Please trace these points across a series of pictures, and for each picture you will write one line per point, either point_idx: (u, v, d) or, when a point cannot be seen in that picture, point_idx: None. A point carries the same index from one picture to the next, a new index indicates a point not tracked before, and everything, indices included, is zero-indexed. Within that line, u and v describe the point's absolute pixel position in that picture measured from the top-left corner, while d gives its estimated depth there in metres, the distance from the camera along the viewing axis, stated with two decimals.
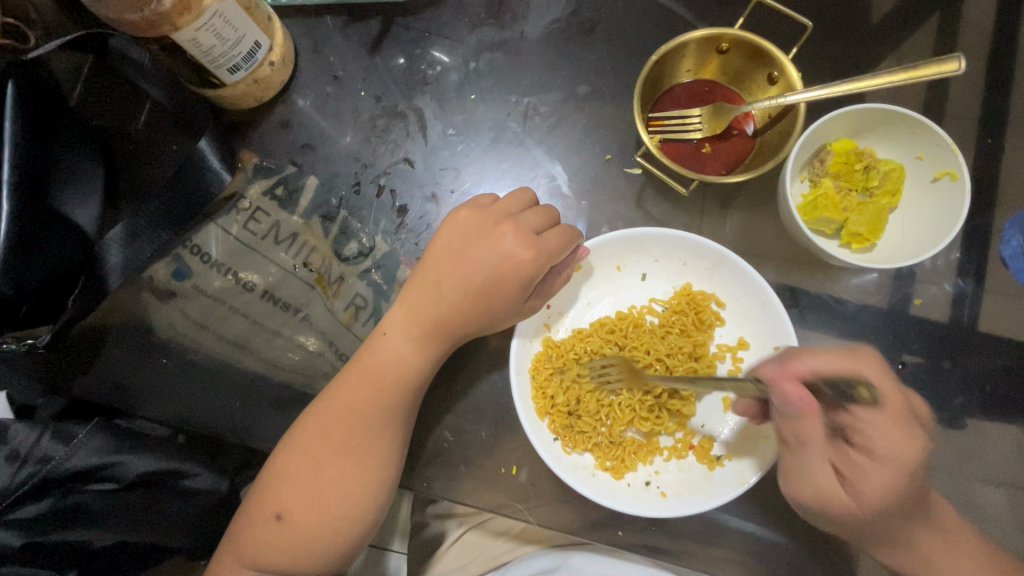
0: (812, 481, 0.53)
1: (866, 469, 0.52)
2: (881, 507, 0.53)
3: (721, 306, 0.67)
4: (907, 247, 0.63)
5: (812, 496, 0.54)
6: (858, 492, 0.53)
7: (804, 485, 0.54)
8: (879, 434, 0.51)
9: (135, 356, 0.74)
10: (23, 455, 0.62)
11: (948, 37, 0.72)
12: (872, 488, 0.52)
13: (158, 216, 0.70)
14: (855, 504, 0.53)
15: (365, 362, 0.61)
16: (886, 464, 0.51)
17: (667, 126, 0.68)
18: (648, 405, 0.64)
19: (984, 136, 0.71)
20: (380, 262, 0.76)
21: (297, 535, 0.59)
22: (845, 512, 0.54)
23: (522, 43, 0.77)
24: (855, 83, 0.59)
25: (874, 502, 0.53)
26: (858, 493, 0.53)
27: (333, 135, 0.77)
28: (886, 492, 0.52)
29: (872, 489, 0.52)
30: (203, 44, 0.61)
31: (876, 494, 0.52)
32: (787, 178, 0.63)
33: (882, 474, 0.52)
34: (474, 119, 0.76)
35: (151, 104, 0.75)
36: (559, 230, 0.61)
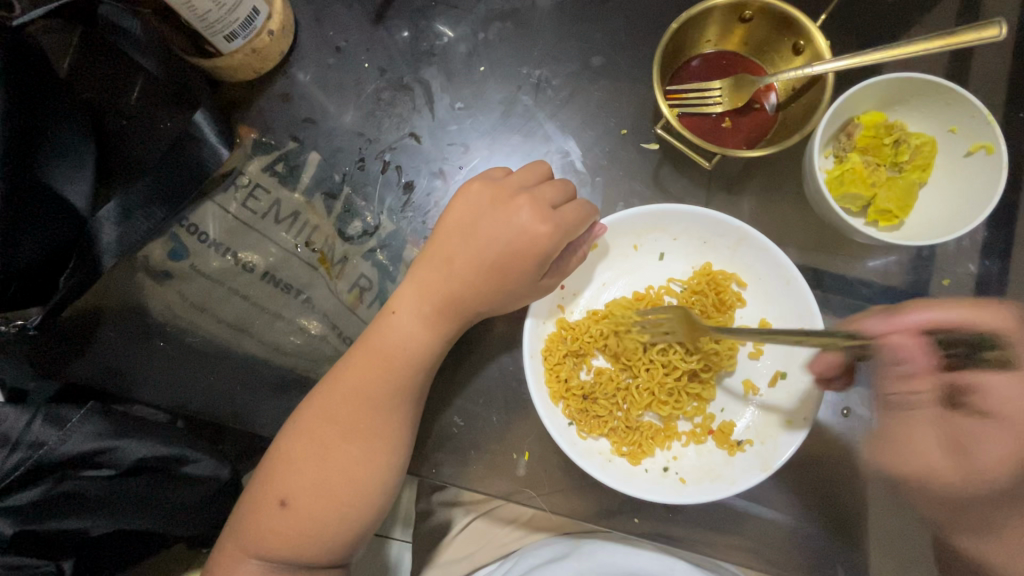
0: (918, 450, 0.56)
1: (983, 435, 0.53)
2: (1004, 481, 0.53)
3: (742, 287, 0.65)
4: (938, 224, 0.61)
5: (914, 466, 0.56)
6: (970, 457, 0.53)
7: (902, 455, 0.57)
8: (1016, 396, 0.51)
9: (130, 339, 0.71)
10: (14, 440, 0.60)
11: (978, 7, 0.69)
12: (987, 455, 0.53)
13: (151, 193, 0.67)
14: (968, 470, 0.53)
15: (373, 341, 0.59)
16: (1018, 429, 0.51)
17: (686, 99, 0.65)
18: (666, 388, 0.62)
19: (1014, 110, 0.68)
20: (385, 242, 0.73)
21: (302, 523, 0.56)
22: (950, 485, 0.55)
23: (533, 12, 0.73)
24: (888, 51, 0.56)
25: (994, 469, 0.53)
26: (979, 461, 0.53)
27: (335, 110, 0.74)
28: (1015, 462, 0.52)
29: (997, 454, 0.53)
30: (198, 7, 0.57)
31: (995, 460, 0.53)
32: (815, 151, 0.60)
33: (1009, 441, 0.52)
34: (484, 92, 0.73)
35: (144, 77, 0.71)
36: (576, 204, 0.58)
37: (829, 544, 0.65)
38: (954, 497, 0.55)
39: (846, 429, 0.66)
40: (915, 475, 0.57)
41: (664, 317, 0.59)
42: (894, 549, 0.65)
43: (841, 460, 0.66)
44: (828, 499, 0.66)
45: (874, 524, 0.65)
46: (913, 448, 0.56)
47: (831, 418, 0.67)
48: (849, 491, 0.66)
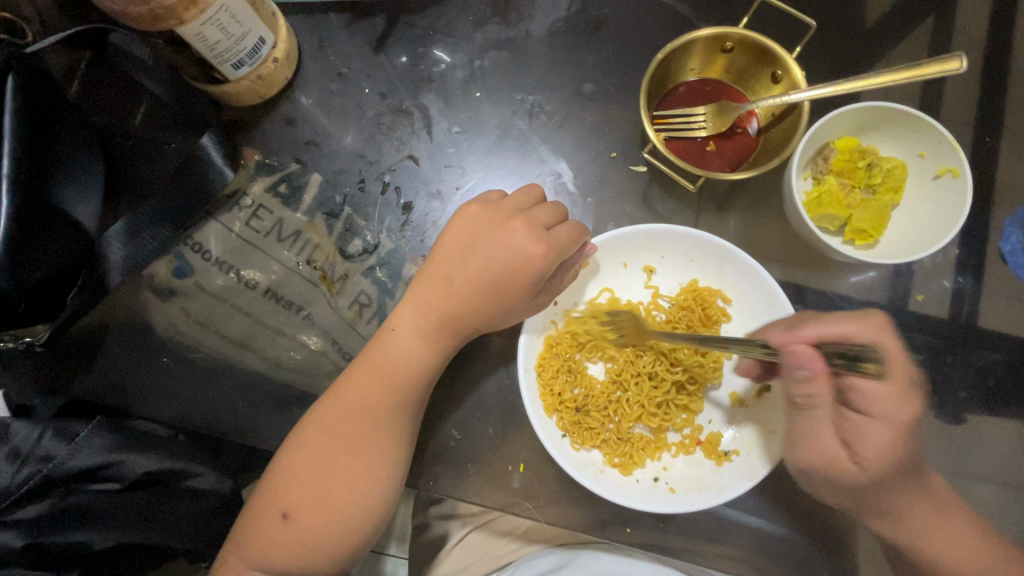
0: (817, 442, 0.57)
1: (864, 431, 0.55)
2: (872, 471, 0.56)
3: (727, 302, 0.68)
4: (909, 243, 0.65)
5: (815, 457, 0.57)
6: (857, 451, 0.56)
7: (813, 445, 0.57)
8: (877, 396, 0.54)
9: (135, 356, 0.73)
10: (25, 453, 0.61)
11: (946, 38, 0.74)
12: (867, 448, 0.56)
13: (159, 214, 0.70)
14: (852, 463, 0.56)
15: (373, 357, 0.61)
16: (886, 424, 0.55)
17: (672, 124, 0.68)
18: (655, 401, 0.65)
19: (982, 134, 0.72)
20: (385, 260, 0.75)
21: (304, 535, 0.58)
22: (848, 474, 0.57)
23: (528, 41, 0.77)
24: (859, 82, 0.59)
25: (873, 460, 0.56)
26: (859, 456, 0.56)
27: (337, 133, 0.77)
28: (883, 454, 0.56)
29: (869, 447, 0.55)
30: (209, 38, 0.60)
31: (874, 454, 0.56)
32: (793, 174, 0.64)
33: (881, 434, 0.55)
34: (480, 117, 0.77)
35: (149, 99, 0.73)
36: (567, 226, 0.61)
37: (816, 552, 0.67)
38: (841, 477, 0.58)
39: None
40: (814, 466, 0.58)
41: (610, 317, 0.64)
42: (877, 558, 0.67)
43: None
44: (815, 509, 0.68)
45: (859, 534, 0.67)
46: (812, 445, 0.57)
47: None
48: None
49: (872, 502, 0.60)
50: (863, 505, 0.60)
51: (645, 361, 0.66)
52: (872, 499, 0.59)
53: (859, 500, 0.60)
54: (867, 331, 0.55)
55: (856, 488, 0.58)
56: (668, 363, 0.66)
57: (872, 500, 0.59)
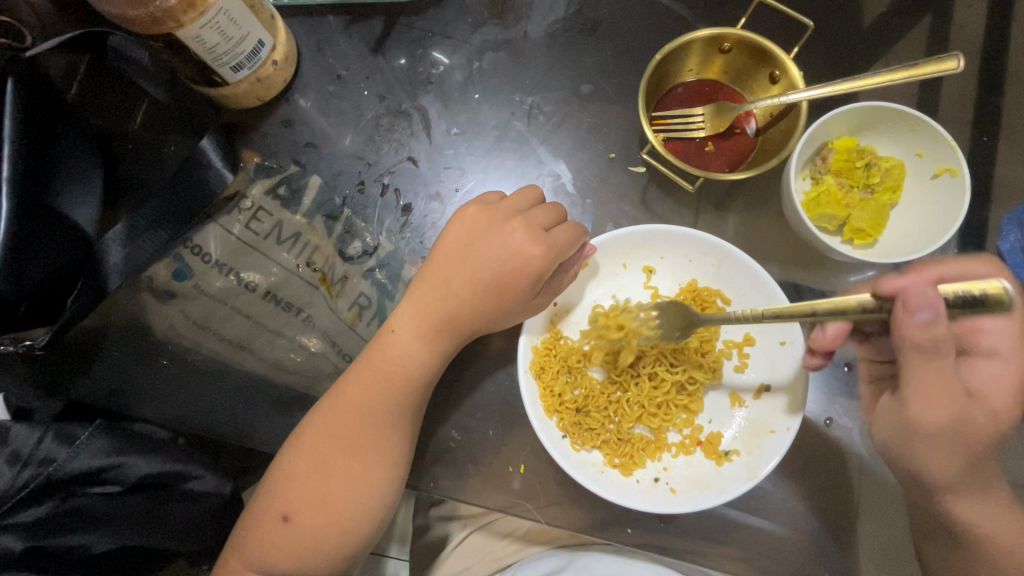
0: (936, 395, 0.53)
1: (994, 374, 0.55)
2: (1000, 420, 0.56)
3: (727, 303, 0.68)
4: (908, 242, 0.65)
5: (941, 411, 0.53)
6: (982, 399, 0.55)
7: (932, 397, 0.53)
8: (1006, 337, 0.55)
9: (135, 359, 0.73)
10: (25, 457, 0.61)
11: (943, 38, 0.74)
12: (996, 394, 0.56)
13: (159, 216, 0.70)
14: (984, 412, 0.55)
15: (373, 358, 0.61)
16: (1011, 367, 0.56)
17: (671, 124, 0.69)
18: (655, 401, 0.66)
19: (978, 134, 0.73)
20: (384, 261, 0.75)
21: (304, 537, 0.58)
22: (979, 428, 0.55)
23: (526, 42, 0.77)
24: (856, 82, 0.60)
25: (1000, 407, 0.56)
26: (988, 403, 0.55)
27: (336, 135, 0.77)
28: (1010, 396, 0.56)
29: (997, 393, 0.55)
30: (208, 41, 0.60)
31: (1004, 400, 0.56)
32: (792, 174, 0.64)
33: (1007, 378, 0.56)
34: (479, 118, 0.77)
35: (148, 103, 0.73)
36: (566, 226, 0.62)
37: (816, 552, 0.67)
38: (966, 439, 0.55)
39: (830, 439, 0.68)
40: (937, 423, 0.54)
41: (655, 313, 0.63)
42: (878, 557, 0.67)
43: (827, 471, 0.68)
44: (815, 508, 0.68)
45: (859, 534, 0.67)
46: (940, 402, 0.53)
47: (815, 429, 0.69)
48: (837, 499, 0.68)
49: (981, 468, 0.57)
50: (972, 474, 0.57)
51: (644, 361, 0.66)
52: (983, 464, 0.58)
53: (973, 467, 0.57)
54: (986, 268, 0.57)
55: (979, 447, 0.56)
56: (669, 364, 0.66)
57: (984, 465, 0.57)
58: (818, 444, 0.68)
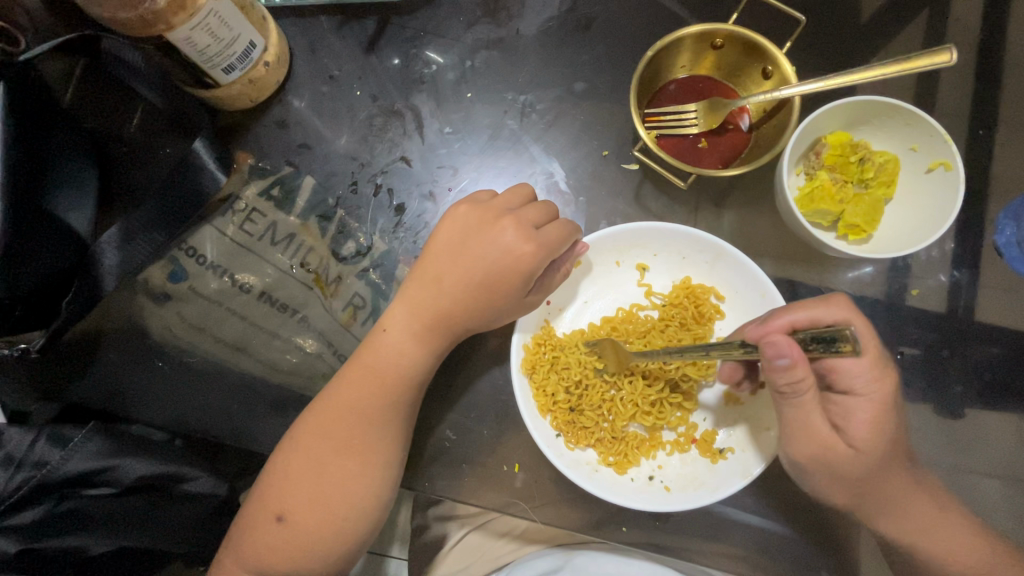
0: (814, 432, 0.53)
1: (853, 410, 0.52)
2: (875, 453, 0.53)
3: (720, 300, 0.68)
4: (902, 237, 0.64)
5: (813, 446, 0.53)
6: (851, 434, 0.53)
7: (809, 434, 0.53)
8: (861, 372, 0.52)
9: (131, 360, 0.73)
10: (19, 458, 0.63)
11: (940, 31, 0.73)
12: (860, 429, 0.52)
13: (152, 219, 0.70)
14: (847, 449, 0.53)
15: (366, 359, 0.61)
16: (872, 400, 0.52)
17: (663, 121, 0.68)
18: (650, 399, 0.65)
19: (976, 127, 0.72)
20: (378, 262, 0.75)
21: (299, 537, 0.58)
22: (846, 461, 0.53)
23: (518, 40, 0.77)
24: (849, 76, 0.59)
25: (866, 443, 0.53)
26: (853, 436, 0.53)
27: (329, 135, 0.77)
28: (874, 430, 0.53)
29: (862, 429, 0.52)
30: (198, 43, 0.60)
31: (867, 433, 0.52)
32: (784, 170, 0.63)
33: (867, 410, 0.52)
34: (471, 117, 0.77)
35: (143, 107, 0.73)
36: (557, 225, 0.61)
37: (813, 550, 0.67)
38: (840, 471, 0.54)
39: None
40: (813, 457, 0.54)
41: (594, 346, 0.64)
42: (877, 555, 0.67)
43: None
44: (811, 505, 0.67)
45: (857, 532, 0.67)
46: (807, 433, 0.53)
47: None
48: None
49: (877, 494, 0.56)
50: (862, 502, 0.56)
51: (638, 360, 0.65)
52: (876, 494, 0.56)
53: (863, 497, 0.56)
54: (834, 312, 0.53)
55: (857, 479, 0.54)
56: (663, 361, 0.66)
57: (875, 496, 0.56)
58: None
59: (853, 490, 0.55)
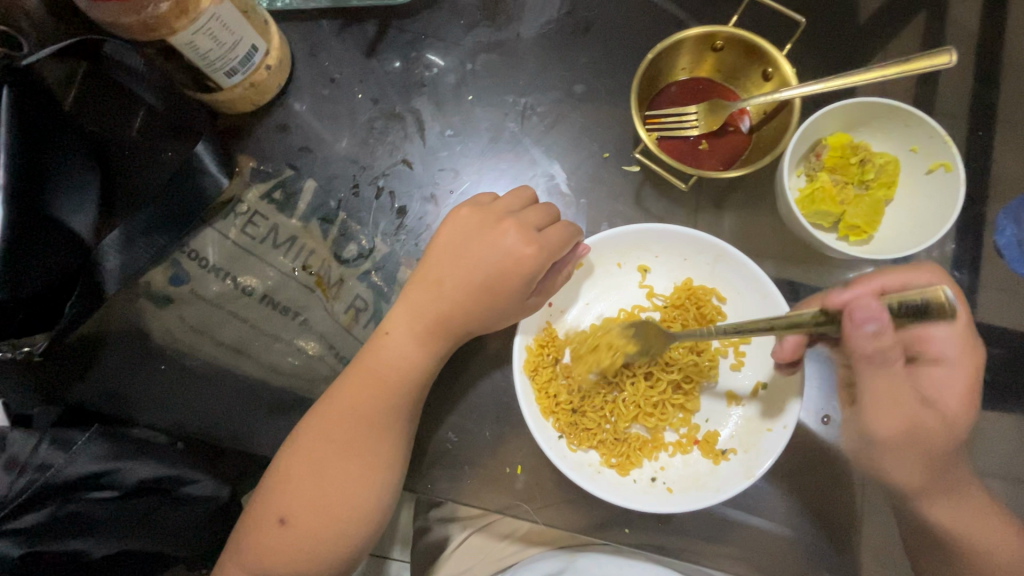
0: (898, 404, 0.54)
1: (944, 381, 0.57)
2: (956, 424, 0.58)
3: (722, 301, 0.68)
4: (903, 238, 0.64)
5: (897, 421, 0.55)
6: (936, 405, 0.57)
7: (892, 405, 0.54)
8: (953, 343, 0.57)
9: (133, 363, 0.73)
10: (22, 462, 0.63)
11: (937, 33, 0.74)
12: (947, 399, 0.58)
13: (154, 222, 0.71)
14: (936, 418, 0.56)
15: (367, 362, 0.61)
16: (961, 372, 0.58)
17: (663, 123, 0.69)
18: (652, 401, 0.65)
19: (974, 128, 0.72)
20: (380, 264, 0.75)
21: (300, 540, 0.58)
22: (931, 430, 0.56)
23: (518, 43, 0.77)
24: (849, 78, 0.60)
25: (955, 411, 0.58)
26: (943, 407, 0.57)
27: (331, 138, 0.77)
28: (963, 401, 0.58)
29: (948, 398, 0.58)
30: (200, 47, 0.60)
31: (955, 402, 0.58)
32: (786, 172, 0.64)
33: (956, 384, 0.58)
34: (472, 120, 0.77)
35: (145, 110, 0.71)
36: (558, 227, 0.62)
37: (814, 552, 0.67)
38: (923, 445, 0.57)
39: (827, 437, 0.68)
40: (901, 430, 0.55)
41: (631, 326, 0.63)
42: (880, 556, 0.67)
43: (827, 470, 0.67)
44: (812, 506, 0.67)
45: (859, 532, 0.67)
46: (890, 407, 0.54)
47: (813, 428, 0.68)
48: (839, 501, 0.67)
49: (946, 472, 0.60)
50: (936, 481, 0.60)
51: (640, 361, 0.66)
52: (948, 471, 0.60)
53: (936, 472, 0.59)
54: (930, 276, 0.57)
55: (935, 450, 0.57)
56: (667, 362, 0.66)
57: (943, 475, 0.60)
58: (815, 444, 0.68)
59: (937, 466, 0.59)
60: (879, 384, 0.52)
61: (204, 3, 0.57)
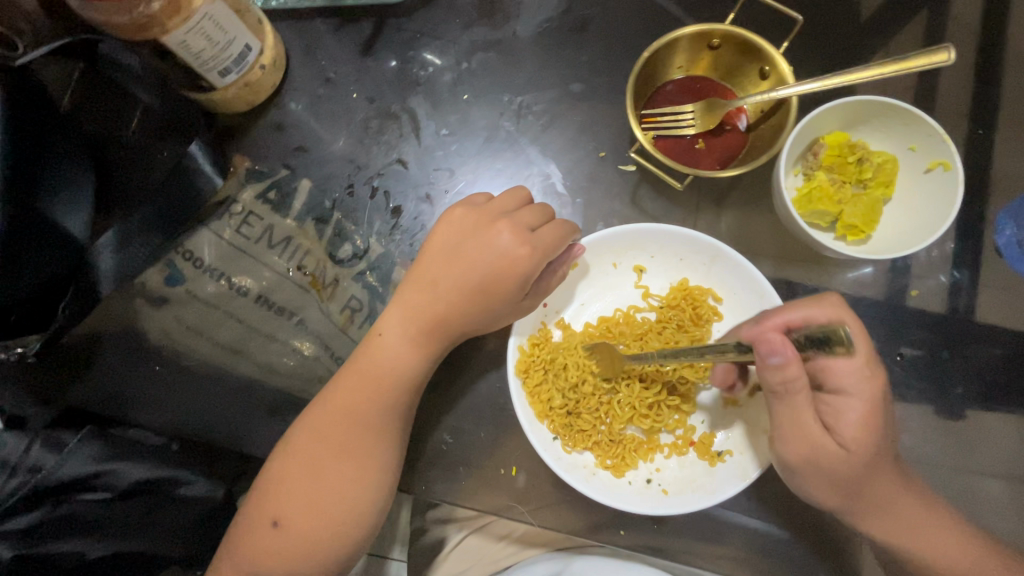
0: (802, 430, 0.53)
1: (843, 410, 0.52)
2: (864, 449, 0.53)
3: (718, 301, 0.67)
4: (901, 238, 0.64)
5: (802, 445, 0.53)
6: (838, 434, 0.53)
7: (796, 433, 0.53)
8: (852, 374, 0.51)
9: (128, 363, 0.74)
10: (13, 464, 0.61)
11: (938, 31, 0.73)
12: (845, 430, 0.52)
13: (150, 222, 0.72)
14: (833, 450, 0.53)
15: (360, 363, 0.61)
16: (862, 400, 0.52)
17: (660, 122, 0.68)
18: (646, 402, 0.65)
19: (975, 127, 0.71)
20: (375, 264, 0.75)
21: (295, 542, 0.58)
22: (835, 461, 0.53)
23: (514, 42, 0.76)
24: (846, 76, 0.59)
25: (857, 444, 0.53)
26: (843, 437, 0.53)
27: (326, 138, 0.77)
28: (865, 432, 0.52)
29: (850, 428, 0.52)
30: (193, 46, 0.60)
31: (855, 434, 0.52)
32: (782, 171, 0.63)
33: (857, 412, 0.52)
34: (468, 119, 0.76)
35: (142, 109, 0.72)
36: (553, 226, 0.61)
37: (812, 554, 0.67)
38: (827, 474, 0.54)
39: None
40: (803, 457, 0.54)
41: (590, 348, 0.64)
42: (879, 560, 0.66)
43: None
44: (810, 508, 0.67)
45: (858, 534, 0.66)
46: (799, 433, 0.53)
47: None
48: None
49: (860, 498, 0.56)
50: (850, 505, 0.56)
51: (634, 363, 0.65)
52: (861, 497, 0.55)
53: (847, 498, 0.56)
54: (825, 311, 0.53)
55: (840, 478, 0.54)
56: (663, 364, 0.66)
57: (861, 497, 0.55)
58: None
59: (843, 491, 0.55)
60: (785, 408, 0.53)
61: (197, 2, 0.57)
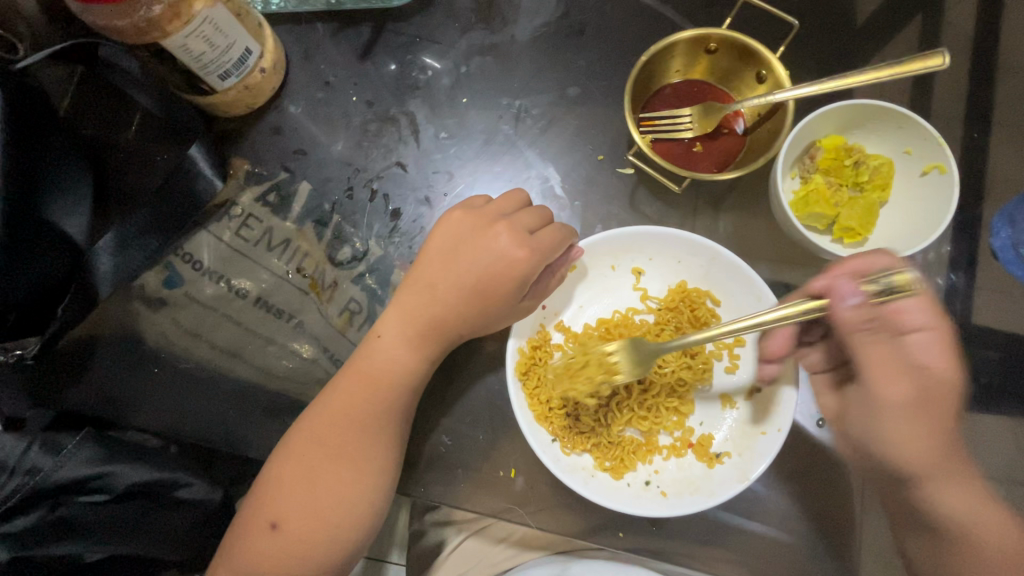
0: (894, 370, 0.53)
1: (924, 347, 0.53)
2: (949, 383, 0.54)
3: (716, 304, 0.68)
4: (898, 240, 0.64)
5: (897, 384, 0.53)
6: (929, 370, 0.53)
7: (887, 375, 0.53)
8: (922, 308, 0.53)
9: (125, 367, 0.73)
10: (11, 465, 0.63)
11: (933, 36, 0.73)
12: (936, 364, 0.53)
13: (147, 224, 0.71)
14: (930, 383, 0.53)
15: (359, 365, 0.61)
16: (938, 334, 0.53)
17: (658, 126, 0.68)
18: (645, 404, 0.65)
19: (970, 131, 0.72)
20: (374, 266, 0.75)
21: (292, 544, 0.57)
22: (928, 396, 0.53)
23: (512, 46, 0.77)
24: (843, 80, 0.59)
25: (943, 371, 0.54)
26: (932, 371, 0.53)
27: (325, 141, 0.77)
28: (949, 360, 0.54)
29: (938, 360, 0.53)
30: (194, 50, 0.60)
31: (940, 365, 0.54)
32: (780, 174, 0.63)
33: (939, 348, 0.53)
34: (467, 122, 0.77)
35: (141, 114, 0.73)
36: (551, 229, 0.61)
37: (811, 555, 0.67)
38: (930, 413, 0.53)
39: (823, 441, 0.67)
40: (903, 400, 0.53)
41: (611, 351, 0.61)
42: (877, 561, 0.66)
43: (823, 474, 0.67)
44: (808, 510, 0.67)
45: (856, 535, 0.67)
46: (886, 377, 0.53)
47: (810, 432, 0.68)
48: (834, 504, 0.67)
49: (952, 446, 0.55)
50: (945, 455, 0.55)
51: None
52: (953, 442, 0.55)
53: (944, 447, 0.55)
54: (886, 258, 0.54)
55: (940, 418, 0.54)
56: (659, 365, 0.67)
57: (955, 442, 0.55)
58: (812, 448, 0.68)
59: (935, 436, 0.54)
60: (871, 353, 0.53)
61: (197, 6, 0.57)
